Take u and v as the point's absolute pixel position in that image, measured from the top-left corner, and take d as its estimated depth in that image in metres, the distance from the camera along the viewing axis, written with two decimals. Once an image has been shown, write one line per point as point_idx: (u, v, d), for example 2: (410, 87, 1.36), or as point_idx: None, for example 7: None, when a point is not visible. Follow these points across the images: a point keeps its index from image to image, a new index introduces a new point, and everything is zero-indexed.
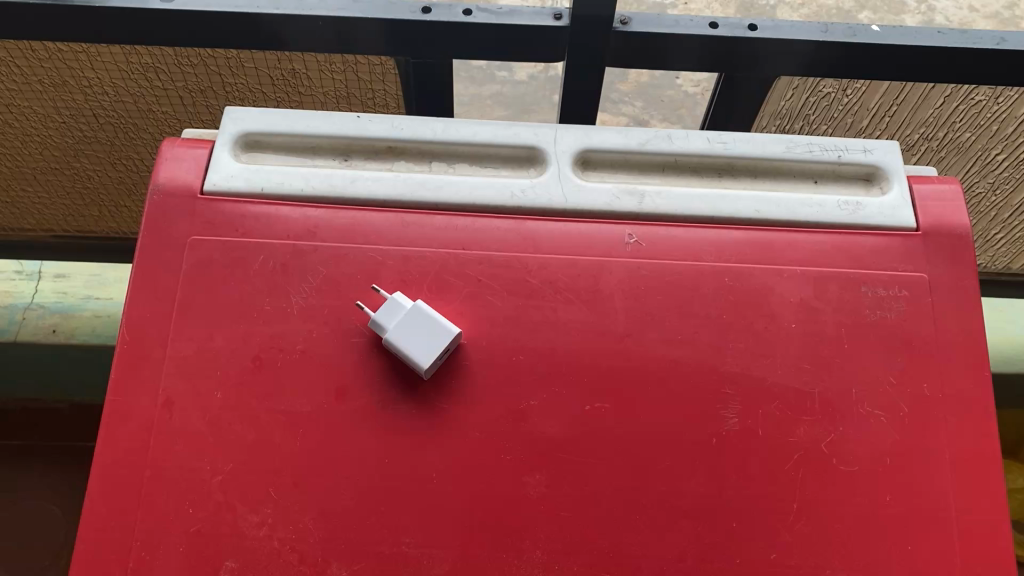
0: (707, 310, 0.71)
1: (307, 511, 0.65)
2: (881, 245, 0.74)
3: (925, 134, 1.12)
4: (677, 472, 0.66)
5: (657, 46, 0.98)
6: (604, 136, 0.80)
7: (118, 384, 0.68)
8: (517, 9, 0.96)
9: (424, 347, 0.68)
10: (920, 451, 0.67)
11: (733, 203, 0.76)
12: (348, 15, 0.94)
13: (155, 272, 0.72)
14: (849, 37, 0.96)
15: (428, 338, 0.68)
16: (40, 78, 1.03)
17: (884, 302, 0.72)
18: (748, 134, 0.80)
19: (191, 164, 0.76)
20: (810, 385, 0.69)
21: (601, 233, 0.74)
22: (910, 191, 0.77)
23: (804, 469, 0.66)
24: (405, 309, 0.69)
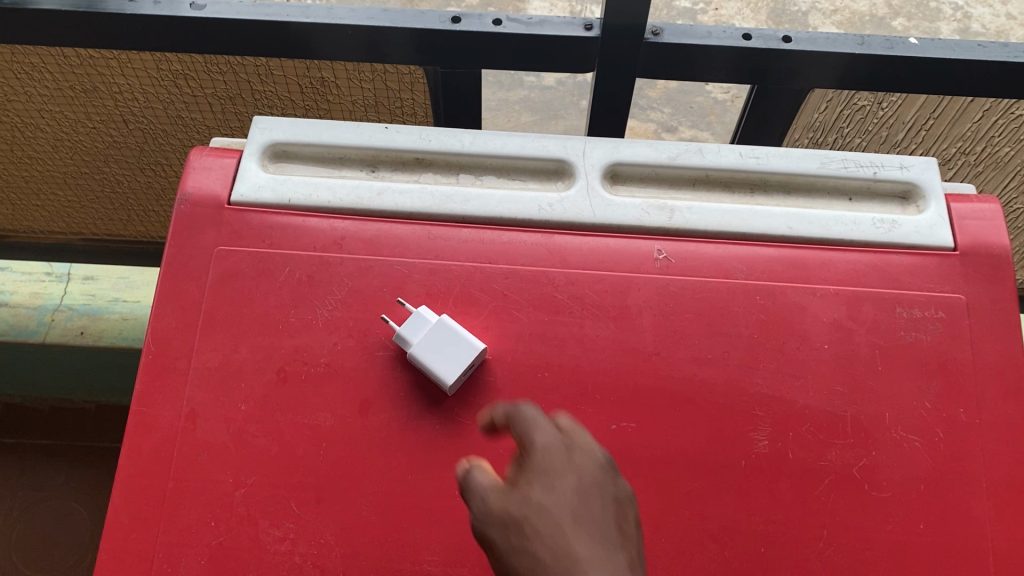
0: (738, 329, 0.70)
1: (329, 526, 0.65)
2: (917, 265, 0.73)
3: (963, 148, 1.10)
4: (705, 495, 0.65)
5: (689, 57, 0.96)
6: (635, 149, 0.79)
7: (144, 395, 0.68)
8: (547, 19, 0.95)
9: (446, 363, 0.67)
10: (956, 478, 0.66)
11: (766, 219, 0.75)
12: (377, 24, 0.93)
13: (182, 282, 0.72)
14: (886, 50, 0.94)
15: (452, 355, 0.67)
16: (72, 84, 1.04)
17: (920, 323, 0.70)
18: (782, 149, 0.78)
19: (219, 173, 0.76)
20: (843, 408, 0.67)
21: (630, 248, 0.73)
22: (948, 209, 0.75)
23: (835, 495, 0.65)
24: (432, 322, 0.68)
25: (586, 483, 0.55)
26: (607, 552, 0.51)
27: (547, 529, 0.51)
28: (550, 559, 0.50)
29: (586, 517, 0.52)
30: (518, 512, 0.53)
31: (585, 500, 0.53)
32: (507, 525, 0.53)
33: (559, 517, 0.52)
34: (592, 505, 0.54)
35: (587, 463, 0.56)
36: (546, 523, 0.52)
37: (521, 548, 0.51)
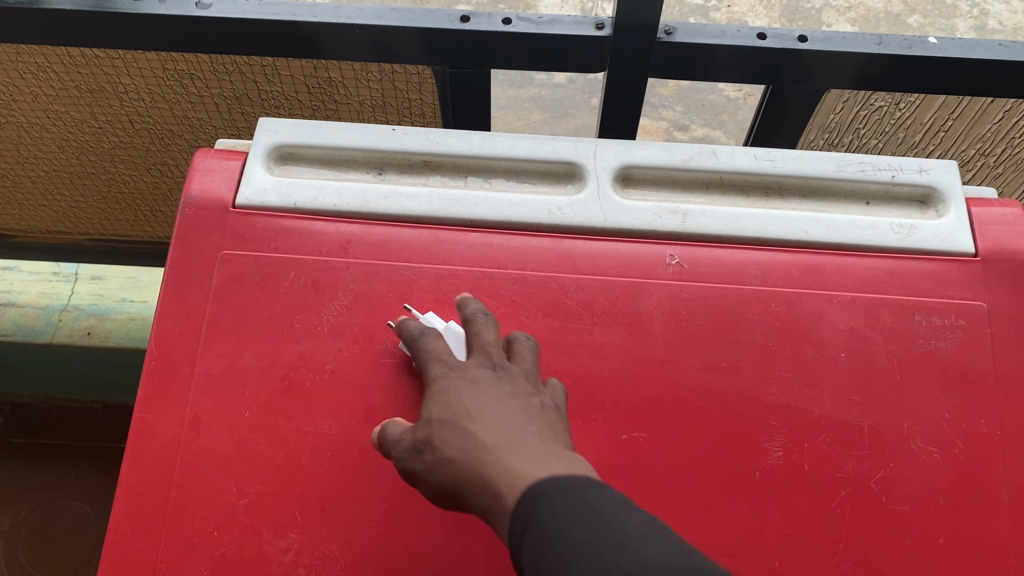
0: (752, 337, 0.68)
1: (334, 537, 0.63)
2: (936, 271, 0.71)
3: (982, 150, 1.08)
4: (718, 507, 0.63)
5: (702, 56, 0.94)
6: (647, 151, 0.77)
7: (146, 401, 0.67)
8: (558, 18, 0.94)
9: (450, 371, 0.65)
10: (976, 490, 0.64)
11: (781, 224, 0.73)
12: (385, 24, 0.92)
13: (186, 287, 0.71)
14: (905, 50, 0.92)
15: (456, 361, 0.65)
16: (77, 84, 1.03)
17: (939, 331, 0.69)
18: (798, 151, 0.76)
19: (223, 176, 0.75)
20: (859, 419, 0.66)
21: (641, 253, 0.72)
22: (968, 214, 0.73)
23: (851, 508, 0.63)
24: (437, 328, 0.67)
25: (478, 384, 0.55)
26: (513, 430, 0.51)
27: (451, 436, 0.52)
28: (461, 464, 0.51)
29: (482, 410, 0.53)
30: (423, 437, 0.54)
31: (478, 393, 0.54)
32: (420, 453, 0.54)
33: (457, 421, 0.53)
34: (490, 400, 0.53)
35: (478, 366, 0.57)
36: (447, 434, 0.53)
37: (437, 464, 0.53)
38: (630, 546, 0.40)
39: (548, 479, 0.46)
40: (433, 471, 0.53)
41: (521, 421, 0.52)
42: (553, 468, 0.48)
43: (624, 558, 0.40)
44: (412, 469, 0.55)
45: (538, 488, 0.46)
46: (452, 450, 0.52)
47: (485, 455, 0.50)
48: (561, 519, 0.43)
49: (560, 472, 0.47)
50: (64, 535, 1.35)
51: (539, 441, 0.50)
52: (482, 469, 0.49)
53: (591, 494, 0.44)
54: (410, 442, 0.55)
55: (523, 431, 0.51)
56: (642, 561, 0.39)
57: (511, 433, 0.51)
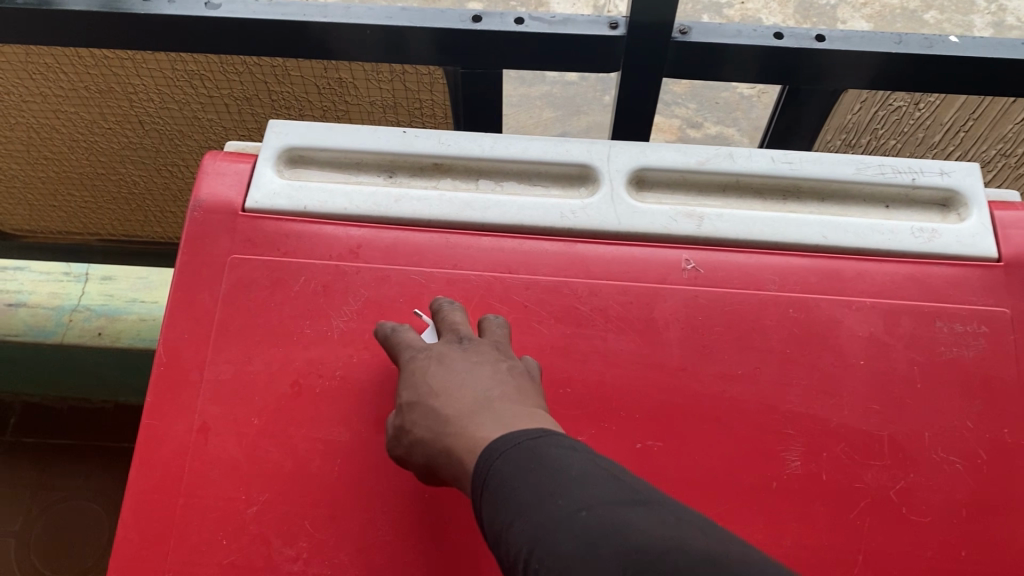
0: (770, 344, 0.67)
1: (343, 546, 0.62)
2: (958, 276, 0.70)
3: (1003, 151, 1.05)
4: (735, 518, 0.62)
5: (718, 56, 0.93)
6: (662, 153, 0.76)
7: (155, 408, 0.66)
8: (571, 17, 0.92)
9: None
10: (999, 501, 0.62)
11: (799, 227, 0.72)
12: (397, 24, 0.91)
13: (194, 291, 0.70)
14: (925, 49, 0.90)
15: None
16: (87, 85, 1.02)
17: (961, 338, 0.67)
18: (816, 154, 0.75)
19: (233, 179, 0.74)
20: (880, 428, 0.64)
21: (656, 258, 0.71)
22: (991, 218, 0.72)
23: (871, 519, 0.62)
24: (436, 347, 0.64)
25: (443, 362, 0.57)
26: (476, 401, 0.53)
27: (421, 416, 0.55)
28: (431, 439, 0.53)
29: (444, 387, 0.55)
30: (400, 423, 0.57)
31: (444, 370, 0.57)
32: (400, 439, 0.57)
33: (426, 399, 0.55)
34: (453, 374, 0.56)
35: (446, 343, 0.60)
36: (418, 415, 0.55)
37: (413, 445, 0.55)
38: (571, 490, 0.42)
39: (500, 436, 0.49)
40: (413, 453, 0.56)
41: (481, 388, 0.54)
42: (511, 426, 0.50)
43: (563, 501, 0.42)
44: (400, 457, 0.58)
45: (492, 446, 0.48)
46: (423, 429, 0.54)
47: (451, 427, 0.52)
48: (512, 474, 0.45)
49: (512, 430, 0.49)
50: (74, 535, 1.35)
51: (501, 404, 0.53)
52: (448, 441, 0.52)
53: (538, 445, 0.46)
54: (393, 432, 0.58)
55: (484, 396, 0.53)
56: (581, 502, 0.42)
57: (472, 402, 0.53)
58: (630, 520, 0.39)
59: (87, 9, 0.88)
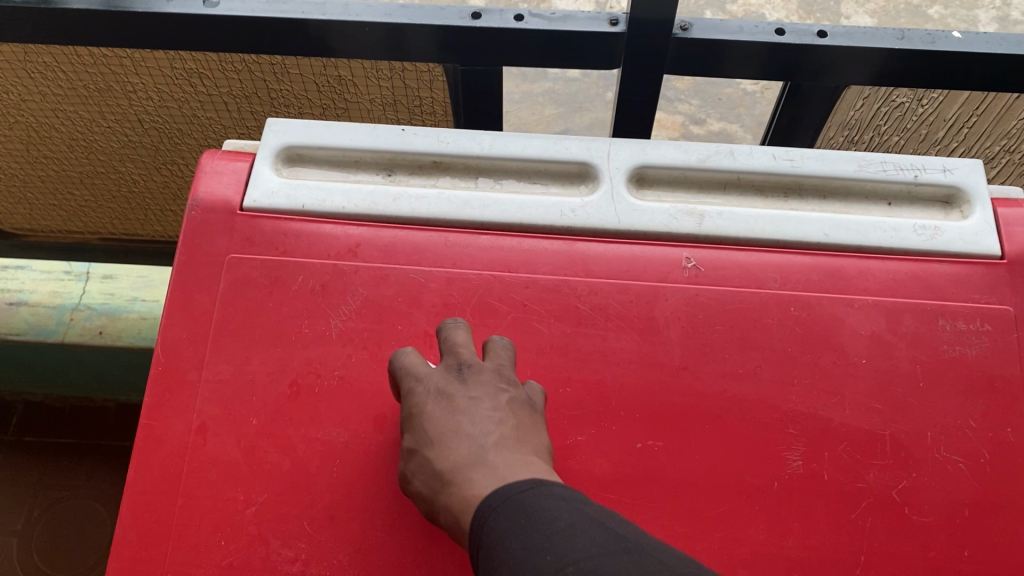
0: (770, 342, 0.67)
1: (342, 546, 0.62)
2: (961, 274, 0.69)
3: (1007, 146, 1.04)
4: (737, 519, 0.61)
5: (719, 53, 0.93)
6: (662, 150, 0.76)
7: (153, 409, 0.66)
8: (571, 14, 0.92)
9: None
10: (1003, 501, 0.62)
11: (800, 225, 0.71)
12: (396, 22, 0.90)
13: (193, 291, 0.70)
14: (928, 45, 0.89)
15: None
16: (86, 83, 1.02)
17: (963, 337, 0.67)
18: (818, 151, 0.74)
19: (231, 178, 0.74)
20: (882, 427, 0.64)
21: (657, 256, 0.70)
22: (994, 215, 0.71)
23: (873, 519, 0.61)
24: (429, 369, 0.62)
25: (439, 400, 0.55)
26: (472, 449, 0.51)
27: (419, 466, 0.54)
28: (431, 489, 0.52)
29: (441, 429, 0.53)
30: (403, 463, 0.56)
31: (440, 411, 0.54)
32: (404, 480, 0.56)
33: (425, 444, 0.54)
34: (448, 417, 0.54)
35: (444, 371, 0.57)
36: (419, 457, 0.54)
37: (415, 491, 0.54)
38: (560, 543, 0.41)
39: (492, 498, 0.47)
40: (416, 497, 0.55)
41: (477, 435, 0.52)
42: (506, 482, 0.48)
43: (551, 556, 0.41)
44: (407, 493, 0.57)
45: (485, 508, 0.47)
46: (424, 475, 0.53)
47: (449, 479, 0.51)
48: (504, 530, 0.44)
49: (508, 485, 0.48)
50: (77, 534, 1.35)
51: (498, 454, 0.50)
52: (445, 493, 0.51)
53: (530, 498, 0.45)
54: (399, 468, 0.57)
55: (480, 446, 0.51)
56: (568, 556, 0.41)
57: (467, 453, 0.51)
58: (616, 573, 0.39)
59: (85, 7, 0.88)
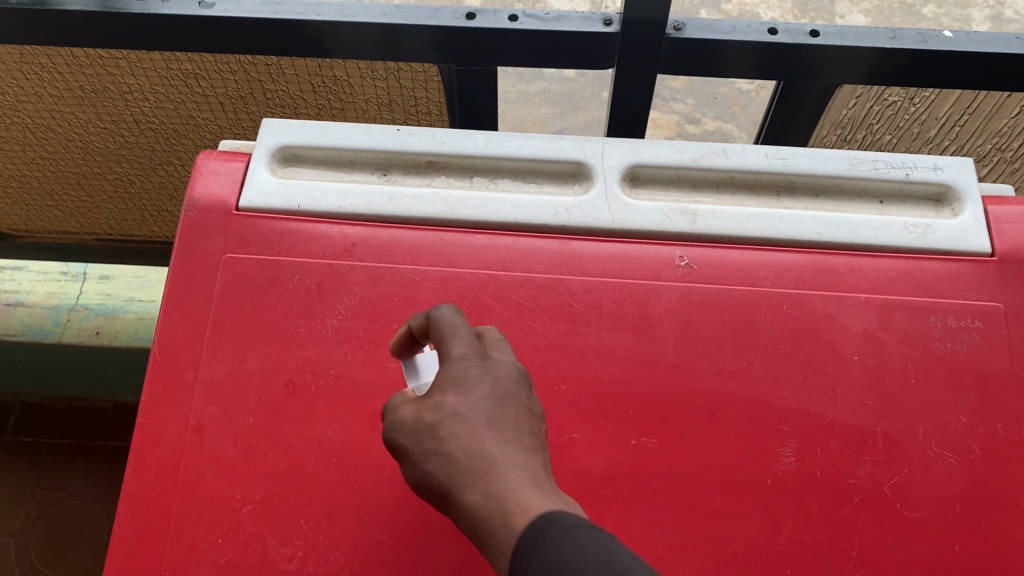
0: (763, 340, 0.67)
1: (339, 544, 0.63)
2: (952, 271, 0.70)
3: (999, 144, 1.05)
4: (730, 514, 0.62)
5: (713, 53, 0.93)
6: (655, 150, 0.76)
7: (150, 408, 0.67)
8: (565, 14, 0.92)
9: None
10: (993, 496, 0.62)
11: (793, 223, 0.72)
12: (391, 22, 0.91)
13: (189, 291, 0.70)
14: (919, 44, 0.90)
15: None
16: (82, 85, 1.02)
17: (954, 334, 0.68)
18: (810, 149, 0.75)
19: (227, 178, 0.75)
20: (874, 423, 0.64)
21: (650, 254, 0.71)
22: (985, 213, 0.72)
23: (865, 514, 0.62)
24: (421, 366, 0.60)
25: (502, 386, 0.46)
26: (524, 453, 0.44)
27: (457, 434, 0.44)
28: (456, 467, 0.43)
29: (494, 413, 0.44)
30: (417, 423, 0.46)
31: (501, 398, 0.45)
32: (407, 437, 0.46)
33: (463, 416, 0.44)
34: (508, 412, 0.45)
35: (504, 358, 0.47)
36: (450, 424, 0.44)
37: (427, 459, 0.45)
38: None
39: (566, 519, 0.40)
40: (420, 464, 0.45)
41: (532, 450, 0.44)
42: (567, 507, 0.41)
43: None
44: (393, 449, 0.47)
45: (551, 522, 0.39)
46: (451, 447, 0.44)
47: (493, 470, 0.42)
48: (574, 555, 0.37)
49: (572, 512, 0.41)
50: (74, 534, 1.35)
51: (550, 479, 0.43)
52: (488, 490, 0.42)
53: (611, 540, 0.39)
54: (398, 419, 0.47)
55: (536, 463, 0.43)
56: None
57: (531, 463, 0.43)
58: None
59: (81, 9, 0.88)
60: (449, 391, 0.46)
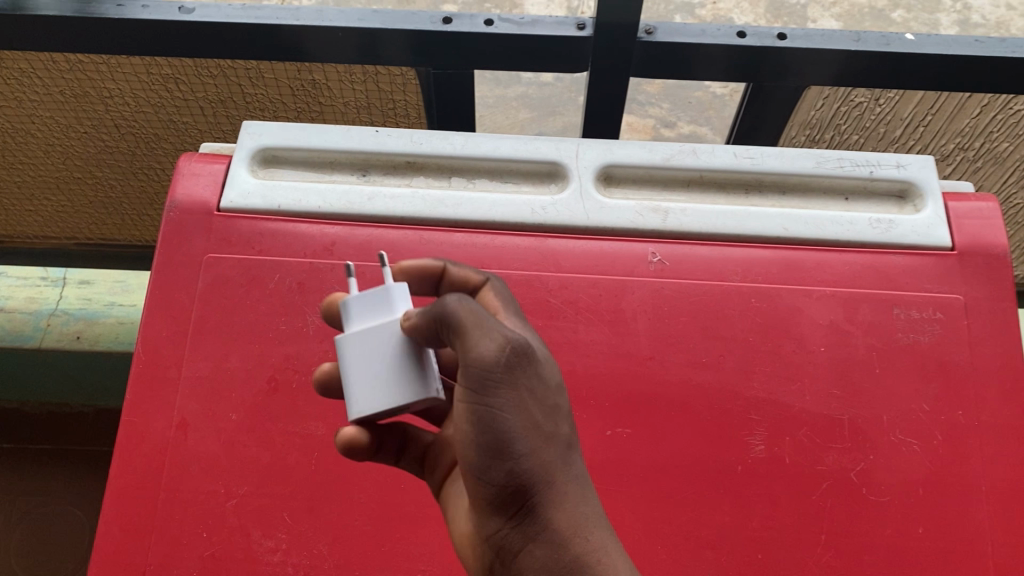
0: (733, 332, 0.69)
1: (322, 535, 0.64)
2: (914, 264, 0.73)
3: (961, 144, 1.08)
4: (702, 501, 0.64)
5: (683, 56, 0.96)
6: (628, 150, 0.78)
7: (134, 406, 0.68)
8: (540, 19, 0.95)
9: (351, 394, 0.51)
10: (954, 480, 0.65)
11: (761, 220, 0.74)
12: (369, 26, 0.93)
13: (172, 291, 0.72)
14: (883, 47, 0.93)
15: (373, 370, 0.50)
16: (61, 89, 1.03)
17: (917, 325, 0.70)
18: (776, 149, 0.78)
19: (208, 180, 0.76)
20: (840, 412, 0.67)
21: (624, 251, 0.73)
22: (945, 209, 0.75)
23: (832, 499, 0.64)
24: (352, 315, 0.52)
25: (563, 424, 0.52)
26: None
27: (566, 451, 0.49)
28: (563, 476, 0.48)
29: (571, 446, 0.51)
30: (541, 405, 0.47)
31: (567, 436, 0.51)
32: (527, 404, 0.46)
33: (568, 435, 0.49)
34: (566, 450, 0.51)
35: None
36: (564, 436, 0.49)
37: (540, 448, 0.46)
38: None
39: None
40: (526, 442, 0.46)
41: None
42: None
43: None
44: (497, 387, 0.45)
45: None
46: (563, 458, 0.48)
47: (586, 508, 0.49)
48: None
49: None
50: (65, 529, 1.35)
51: None
52: (589, 524, 0.48)
53: None
54: (525, 371, 0.46)
55: None
56: None
57: None
58: None
59: (53, 15, 0.90)
60: (563, 403, 0.50)
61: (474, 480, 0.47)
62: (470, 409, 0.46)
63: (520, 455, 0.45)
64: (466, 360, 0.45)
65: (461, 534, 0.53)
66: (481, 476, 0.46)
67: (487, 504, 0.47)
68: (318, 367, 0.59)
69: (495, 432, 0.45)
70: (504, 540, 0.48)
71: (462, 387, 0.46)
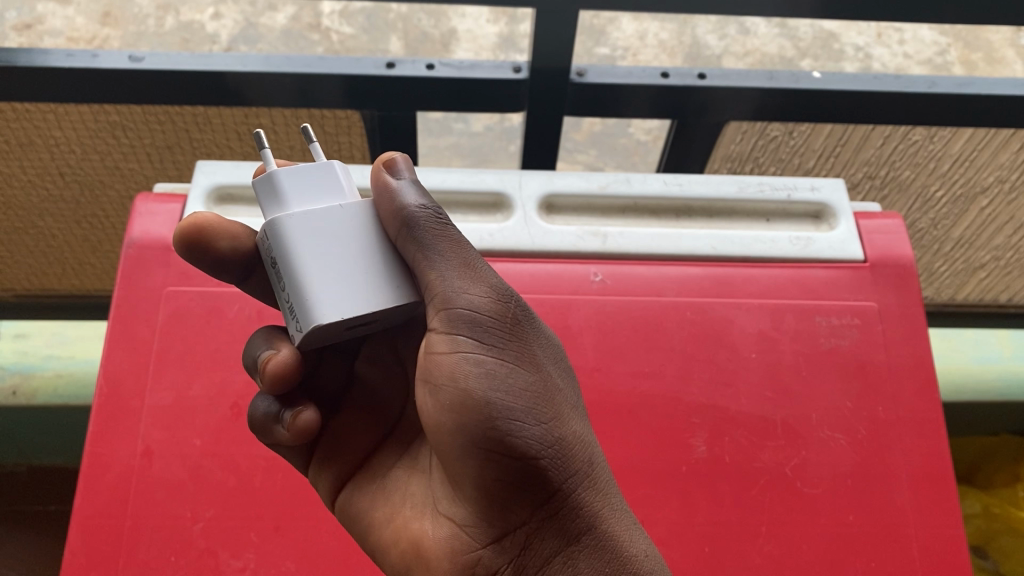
0: (671, 343, 0.75)
1: (289, 553, 0.66)
2: (831, 277, 0.79)
3: (868, 173, 1.18)
4: (652, 501, 0.68)
5: (611, 96, 1.02)
6: (567, 180, 0.84)
7: (98, 436, 0.69)
8: (477, 63, 1.00)
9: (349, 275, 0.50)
10: (876, 468, 0.70)
11: (691, 240, 0.81)
12: (313, 72, 0.97)
13: (132, 324, 0.74)
14: (793, 83, 1.01)
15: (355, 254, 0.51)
16: (7, 139, 1.04)
17: (837, 330, 0.76)
18: (702, 177, 0.84)
19: (164, 218, 0.79)
20: (772, 413, 0.72)
21: (568, 273, 0.78)
22: (856, 225, 0.82)
23: (769, 493, 0.69)
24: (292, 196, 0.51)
25: None
26: None
27: (575, 417, 0.55)
28: (577, 438, 0.54)
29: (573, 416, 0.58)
30: (540, 365, 0.55)
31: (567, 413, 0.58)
32: (528, 362, 0.54)
33: (574, 404, 0.57)
34: None
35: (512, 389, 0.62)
36: (569, 405, 0.56)
37: (551, 407, 0.53)
38: None
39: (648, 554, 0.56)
40: (538, 406, 0.53)
41: None
42: None
43: None
44: (501, 340, 0.53)
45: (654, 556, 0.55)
46: (575, 425, 0.55)
47: (602, 479, 0.55)
48: None
49: None
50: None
51: None
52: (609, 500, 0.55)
53: None
54: (519, 327, 0.54)
55: None
56: None
57: None
58: None
59: None
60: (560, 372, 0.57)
61: (491, 450, 0.52)
62: (486, 362, 0.52)
63: (547, 417, 0.53)
64: (461, 306, 0.52)
65: (433, 544, 0.56)
66: (504, 442, 0.51)
67: (505, 481, 0.53)
68: (274, 354, 0.56)
69: (515, 388, 0.52)
70: (528, 529, 0.54)
71: (464, 341, 0.52)
